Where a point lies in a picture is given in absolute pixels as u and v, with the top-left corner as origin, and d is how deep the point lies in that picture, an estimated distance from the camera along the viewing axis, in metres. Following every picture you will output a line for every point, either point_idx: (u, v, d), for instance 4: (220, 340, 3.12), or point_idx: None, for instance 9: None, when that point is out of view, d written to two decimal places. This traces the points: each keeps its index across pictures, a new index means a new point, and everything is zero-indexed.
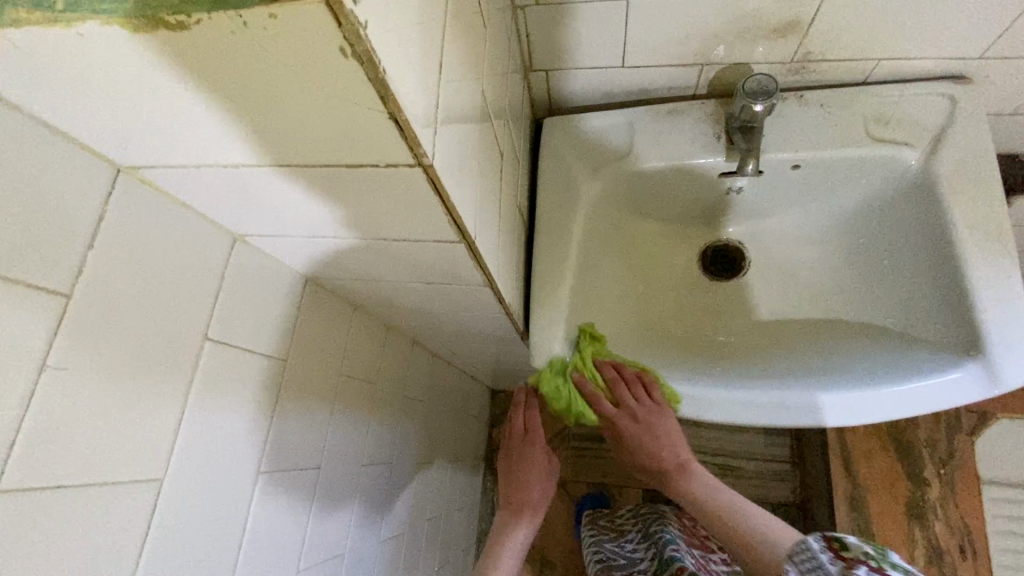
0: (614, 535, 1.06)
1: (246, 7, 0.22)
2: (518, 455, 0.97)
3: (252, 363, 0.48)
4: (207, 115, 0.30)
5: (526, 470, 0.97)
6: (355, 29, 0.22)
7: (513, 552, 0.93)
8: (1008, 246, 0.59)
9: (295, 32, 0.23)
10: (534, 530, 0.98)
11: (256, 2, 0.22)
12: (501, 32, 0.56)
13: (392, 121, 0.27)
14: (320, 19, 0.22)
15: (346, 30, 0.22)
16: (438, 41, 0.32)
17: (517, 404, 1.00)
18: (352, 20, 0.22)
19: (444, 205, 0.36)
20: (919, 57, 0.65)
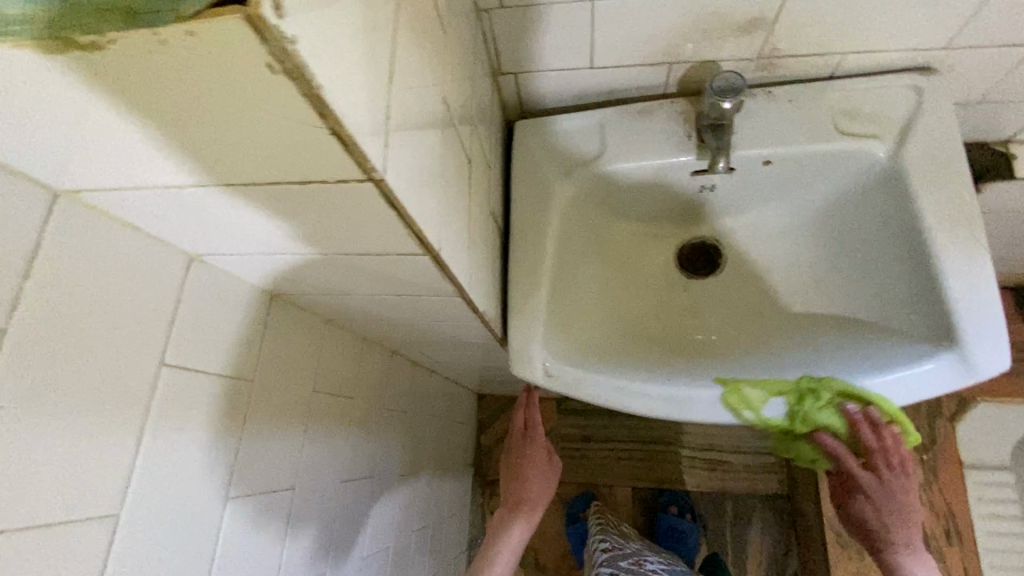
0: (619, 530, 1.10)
1: (164, 24, 0.21)
2: (522, 452, 0.99)
3: (214, 386, 0.47)
4: (142, 134, 0.29)
5: (528, 469, 0.97)
6: (282, 45, 0.21)
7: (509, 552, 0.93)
8: (977, 235, 0.59)
9: (220, 49, 0.22)
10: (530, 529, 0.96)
11: (176, 18, 0.21)
12: (465, 37, 0.55)
13: (335, 138, 0.26)
14: (241, 35, 0.21)
15: (272, 46, 0.21)
16: (390, 48, 0.31)
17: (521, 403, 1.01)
18: (277, 34, 0.21)
19: (403, 220, 0.35)
20: (884, 49, 0.65)
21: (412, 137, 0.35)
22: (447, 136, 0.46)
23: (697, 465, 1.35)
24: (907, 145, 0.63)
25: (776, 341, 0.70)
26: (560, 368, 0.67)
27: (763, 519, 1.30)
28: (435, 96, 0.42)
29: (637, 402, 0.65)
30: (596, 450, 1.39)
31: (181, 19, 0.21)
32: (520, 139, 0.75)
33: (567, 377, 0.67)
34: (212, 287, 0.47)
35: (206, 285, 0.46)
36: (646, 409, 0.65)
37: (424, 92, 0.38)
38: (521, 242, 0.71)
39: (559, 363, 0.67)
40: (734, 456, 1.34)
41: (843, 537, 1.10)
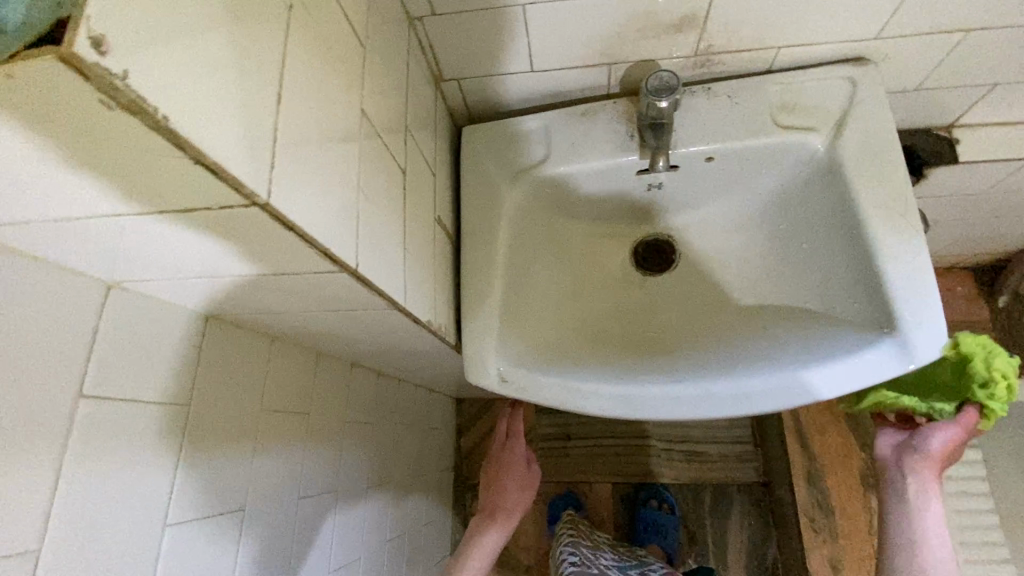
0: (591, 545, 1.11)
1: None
2: (500, 460, 1.01)
3: (143, 414, 0.46)
4: (19, 168, 0.28)
5: (506, 475, 0.98)
6: (110, 82, 0.21)
7: (481, 557, 0.91)
8: (912, 221, 0.60)
9: (53, 86, 0.21)
10: (505, 537, 0.95)
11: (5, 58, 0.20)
12: (394, 47, 0.55)
13: (201, 167, 0.25)
14: (64, 75, 0.20)
15: (100, 83, 0.21)
16: (279, 68, 0.31)
17: (504, 415, 1.06)
18: (100, 73, 0.20)
19: (307, 242, 0.34)
20: (816, 43, 0.66)
21: (316, 155, 0.35)
22: (371, 149, 0.46)
23: (676, 458, 1.36)
24: (842, 136, 0.64)
25: (731, 333, 0.69)
26: (514, 372, 0.67)
27: (742, 508, 1.31)
28: (352, 111, 0.42)
29: (590, 402, 0.65)
30: (576, 448, 1.40)
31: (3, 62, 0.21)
32: (468, 147, 0.76)
33: (521, 381, 0.67)
34: (140, 313, 0.46)
35: (131, 310, 0.45)
36: (601, 409, 0.65)
37: (333, 108, 0.38)
38: (472, 248, 0.71)
39: (513, 367, 0.68)
40: (712, 447, 1.34)
41: (816, 522, 1.11)
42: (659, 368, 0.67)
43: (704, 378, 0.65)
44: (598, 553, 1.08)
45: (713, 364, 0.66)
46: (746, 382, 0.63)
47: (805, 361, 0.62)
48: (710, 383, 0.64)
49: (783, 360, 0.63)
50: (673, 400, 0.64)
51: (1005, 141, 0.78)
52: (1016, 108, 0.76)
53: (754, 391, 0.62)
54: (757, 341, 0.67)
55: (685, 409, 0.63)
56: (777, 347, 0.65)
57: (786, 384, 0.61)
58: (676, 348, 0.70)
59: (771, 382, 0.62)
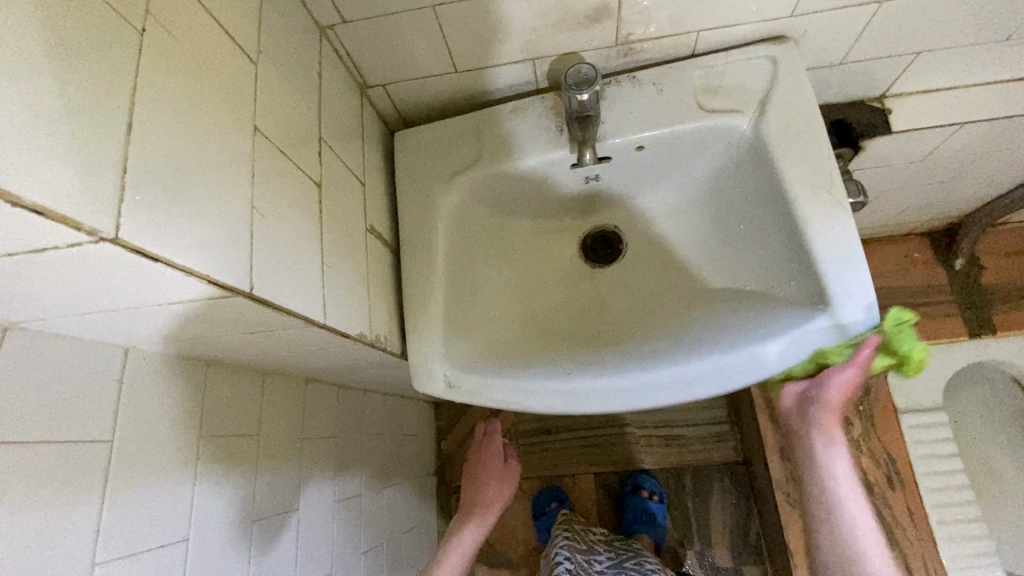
0: (587, 551, 1.11)
1: None
2: (481, 459, 1.03)
3: (58, 455, 0.45)
4: None
5: (484, 471, 1.01)
6: None
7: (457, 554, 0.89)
8: (837, 196, 0.60)
9: None
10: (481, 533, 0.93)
11: None
12: (300, 59, 0.54)
13: (25, 209, 0.25)
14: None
15: None
16: (129, 98, 0.31)
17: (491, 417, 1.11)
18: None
19: (180, 271, 0.33)
20: (733, 25, 0.66)
21: (189, 180, 0.34)
22: (272, 166, 0.45)
23: (654, 443, 1.37)
24: (767, 115, 0.64)
25: (675, 319, 0.69)
26: (460, 377, 0.67)
27: (721, 488, 1.32)
28: (241, 130, 0.41)
29: (536, 400, 0.65)
30: (556, 442, 1.40)
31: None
32: (401, 153, 0.75)
33: (466, 386, 0.66)
34: (51, 351, 0.45)
35: (39, 350, 0.44)
36: (547, 407, 0.65)
37: (212, 129, 0.38)
38: (410, 255, 0.71)
39: (459, 372, 0.67)
40: (689, 430, 1.35)
41: (792, 496, 1.12)
42: (603, 360, 0.67)
43: (646, 368, 0.65)
44: (593, 557, 1.09)
45: (655, 352, 0.66)
46: (686, 369, 0.63)
47: (742, 343, 0.62)
48: (652, 373, 0.64)
49: (721, 342, 0.63)
50: (615, 391, 0.64)
51: (935, 108, 0.79)
52: (943, 74, 0.77)
53: (693, 378, 0.62)
54: (702, 324, 0.67)
55: (628, 400, 0.63)
56: (717, 331, 0.65)
57: (723, 368, 0.61)
58: (623, 338, 0.70)
59: (710, 367, 0.62)
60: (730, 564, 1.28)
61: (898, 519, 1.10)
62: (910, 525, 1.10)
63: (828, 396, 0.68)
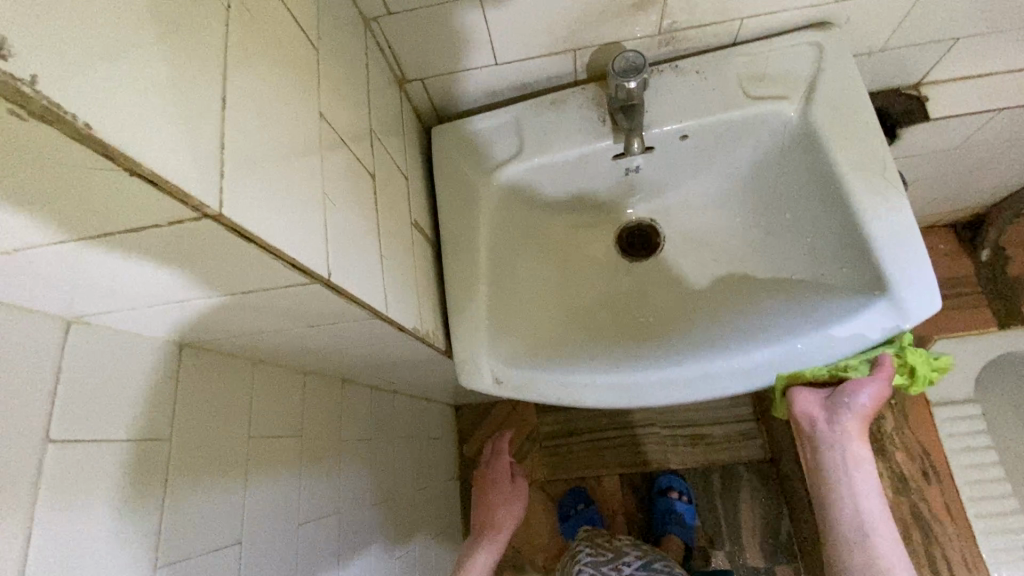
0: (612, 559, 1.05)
1: None
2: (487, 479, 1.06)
3: (121, 451, 0.43)
4: None
5: (493, 492, 1.03)
6: (14, 87, 0.19)
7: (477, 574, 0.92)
8: (893, 179, 0.59)
9: None
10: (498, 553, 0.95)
11: None
12: (350, 49, 0.53)
13: (139, 179, 0.24)
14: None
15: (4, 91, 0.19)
16: (220, 75, 0.30)
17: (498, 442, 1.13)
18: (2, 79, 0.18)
19: (269, 253, 0.32)
20: (777, 12, 0.65)
21: (272, 164, 0.33)
22: (335, 154, 0.44)
23: (681, 442, 1.35)
24: (814, 102, 0.64)
25: (724, 310, 0.68)
26: (508, 373, 0.65)
27: (751, 487, 1.30)
28: (309, 115, 0.40)
29: (590, 394, 0.64)
30: (581, 444, 1.38)
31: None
32: (438, 147, 0.74)
33: (515, 380, 0.65)
34: (109, 348, 0.44)
35: (100, 346, 0.43)
36: (599, 400, 0.64)
37: (286, 111, 0.37)
38: (452, 250, 0.70)
39: (507, 369, 0.66)
40: (716, 428, 1.34)
41: None
42: (652, 352, 0.66)
43: (699, 358, 0.63)
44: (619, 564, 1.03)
45: (707, 342, 0.65)
46: (741, 360, 0.62)
47: (799, 331, 0.61)
48: (705, 363, 0.63)
49: (776, 330, 0.62)
50: (669, 384, 0.63)
51: (972, 94, 0.79)
52: (981, 60, 0.76)
53: (748, 369, 0.61)
54: (751, 314, 0.66)
55: (683, 392, 0.62)
56: (769, 320, 0.64)
57: (778, 358, 0.61)
58: (668, 330, 0.69)
59: (767, 358, 0.61)
60: (763, 564, 1.26)
61: (937, 513, 1.09)
62: (949, 519, 1.09)
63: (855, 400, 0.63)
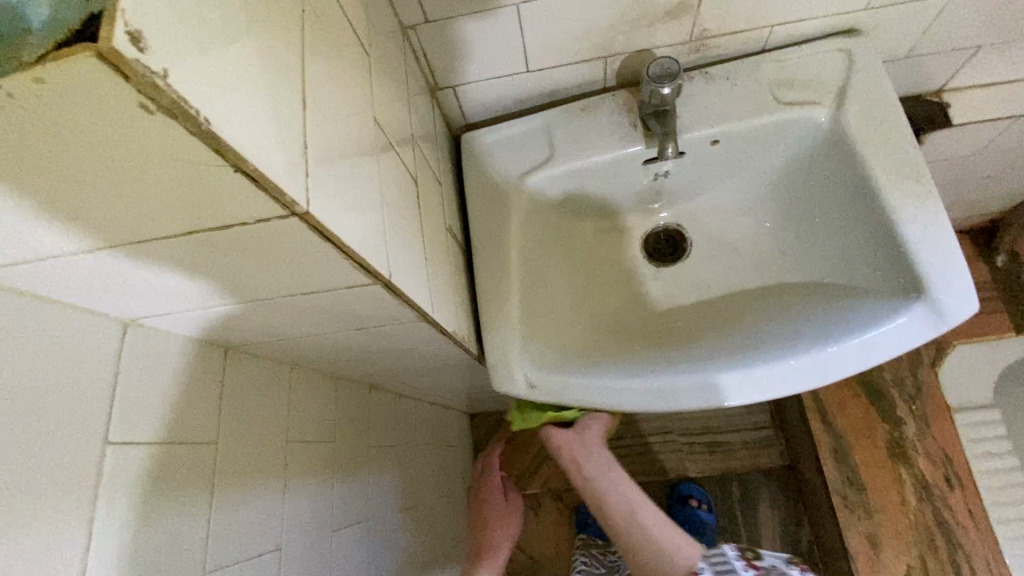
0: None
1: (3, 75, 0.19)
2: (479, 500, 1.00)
3: (172, 454, 0.43)
4: (16, 203, 0.26)
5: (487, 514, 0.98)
6: (145, 80, 0.19)
7: None
8: (927, 183, 0.60)
9: (76, 93, 0.19)
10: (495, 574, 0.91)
11: (16, 68, 0.19)
12: (392, 55, 0.54)
13: (242, 176, 0.24)
14: (100, 79, 0.19)
15: (137, 83, 0.19)
16: (299, 77, 0.30)
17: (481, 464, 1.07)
18: (139, 71, 0.19)
19: (343, 252, 0.32)
20: (808, 18, 0.66)
21: (341, 164, 0.34)
22: (385, 156, 0.44)
23: (698, 449, 1.34)
24: (845, 107, 0.64)
25: (756, 315, 0.68)
26: (542, 377, 0.65)
27: (770, 494, 1.30)
28: (365, 117, 0.40)
29: (625, 398, 0.63)
30: None
31: (25, 68, 0.19)
32: (468, 154, 0.75)
33: (549, 385, 0.65)
34: (161, 351, 0.44)
35: (153, 349, 0.43)
36: (634, 405, 0.63)
37: (349, 113, 0.37)
38: (484, 255, 0.70)
39: (541, 373, 0.66)
40: (734, 436, 1.33)
41: (849, 499, 1.10)
42: (686, 355, 0.66)
43: (735, 362, 0.63)
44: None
45: (741, 346, 0.65)
46: (778, 364, 0.61)
47: (835, 334, 0.61)
48: (741, 367, 0.62)
49: (811, 334, 0.62)
50: (706, 388, 0.62)
51: (994, 100, 0.80)
52: (1004, 66, 0.77)
53: (785, 372, 0.61)
54: (784, 318, 0.66)
55: (719, 396, 0.62)
56: (804, 324, 0.64)
57: (815, 361, 0.60)
58: (700, 334, 0.69)
59: (805, 361, 0.60)
60: None
61: (960, 520, 1.08)
62: (972, 526, 1.08)
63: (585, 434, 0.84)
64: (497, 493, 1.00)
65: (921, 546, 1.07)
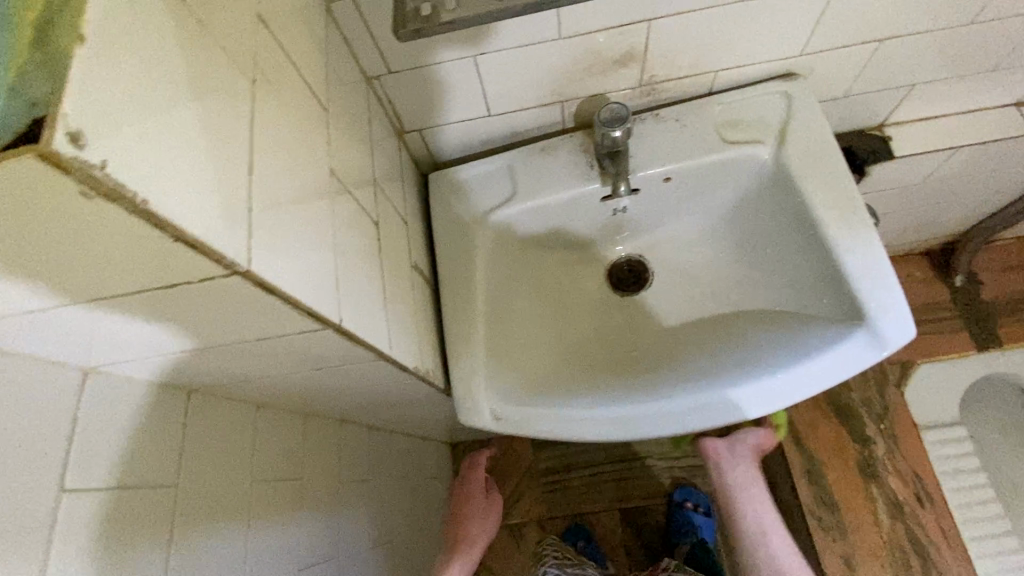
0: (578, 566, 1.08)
1: None
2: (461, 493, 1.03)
3: (130, 499, 0.44)
4: None
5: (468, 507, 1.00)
6: (86, 171, 0.21)
7: None
8: (862, 216, 0.64)
9: (21, 182, 0.22)
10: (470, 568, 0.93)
11: None
12: (354, 106, 0.57)
13: (181, 243, 0.26)
14: (44, 171, 0.21)
15: (77, 174, 0.21)
16: (247, 144, 0.32)
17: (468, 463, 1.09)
18: (77, 163, 0.21)
19: (290, 303, 0.34)
20: (749, 64, 0.70)
21: (290, 217, 0.36)
22: (341, 204, 0.46)
23: (678, 473, 1.35)
24: (785, 146, 0.68)
25: (713, 342, 0.71)
26: (506, 409, 0.67)
27: None
28: (321, 171, 0.43)
29: (586, 428, 0.65)
30: (578, 478, 1.37)
31: None
32: (435, 192, 0.77)
33: (514, 417, 0.66)
34: (122, 397, 0.45)
35: (113, 396, 0.44)
36: (598, 434, 0.65)
37: (303, 170, 0.39)
38: (451, 290, 0.72)
39: (505, 405, 0.67)
40: None
41: (824, 521, 1.12)
42: (646, 385, 0.68)
43: (693, 390, 0.65)
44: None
45: (699, 374, 0.67)
46: (734, 391, 0.64)
47: (784, 360, 0.64)
48: (700, 395, 0.64)
49: (763, 360, 0.65)
50: (662, 416, 0.64)
51: (931, 135, 0.85)
52: (936, 104, 0.83)
53: (741, 399, 0.63)
54: (739, 344, 0.69)
55: (676, 424, 0.64)
56: (756, 350, 0.67)
57: (766, 387, 0.63)
58: (661, 361, 0.72)
59: (758, 388, 0.63)
60: None
61: (932, 538, 1.10)
62: (945, 544, 1.10)
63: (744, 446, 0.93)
64: (481, 490, 1.04)
65: (897, 566, 1.09)
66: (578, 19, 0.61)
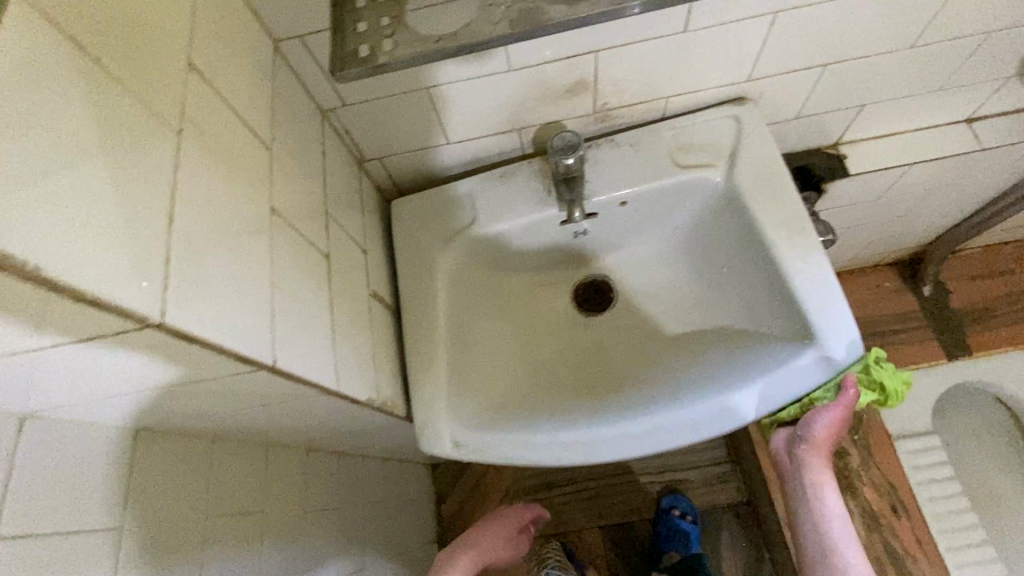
0: None
1: None
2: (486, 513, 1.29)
3: (70, 543, 0.44)
4: None
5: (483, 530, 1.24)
6: None
7: None
8: (810, 237, 0.65)
9: None
10: None
11: None
12: (306, 142, 0.58)
13: (84, 303, 0.26)
14: None
15: None
16: (168, 195, 0.33)
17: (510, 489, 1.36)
18: None
19: (215, 350, 0.34)
20: (700, 90, 0.72)
21: (220, 262, 0.37)
22: (285, 242, 0.47)
23: (659, 488, 1.36)
24: (735, 169, 0.70)
25: (674, 361, 0.72)
26: (467, 436, 0.67)
27: (731, 531, 1.31)
28: (259, 212, 0.43)
29: (546, 452, 0.65)
30: (560, 496, 1.37)
31: None
32: (397, 219, 0.78)
33: (474, 443, 0.66)
34: (63, 440, 0.45)
35: (55, 440, 0.44)
36: (558, 458, 0.65)
37: (238, 213, 0.40)
38: (413, 316, 0.73)
39: (466, 431, 0.67)
40: (693, 472, 1.35)
41: None
42: (606, 407, 0.69)
43: (652, 412, 0.65)
44: None
45: (658, 394, 0.68)
46: (692, 411, 0.64)
47: (739, 380, 0.64)
48: (657, 416, 0.65)
49: (719, 380, 0.66)
50: (620, 438, 0.65)
51: (885, 152, 0.87)
52: (887, 122, 0.85)
53: (697, 419, 0.64)
54: (698, 364, 0.70)
55: (634, 447, 0.64)
56: (714, 369, 0.68)
57: (721, 407, 0.63)
58: (623, 381, 0.73)
59: (713, 408, 0.63)
60: None
61: (909, 550, 1.10)
62: (921, 554, 1.09)
63: (815, 434, 0.85)
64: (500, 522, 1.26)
65: None
66: (527, 53, 0.62)
